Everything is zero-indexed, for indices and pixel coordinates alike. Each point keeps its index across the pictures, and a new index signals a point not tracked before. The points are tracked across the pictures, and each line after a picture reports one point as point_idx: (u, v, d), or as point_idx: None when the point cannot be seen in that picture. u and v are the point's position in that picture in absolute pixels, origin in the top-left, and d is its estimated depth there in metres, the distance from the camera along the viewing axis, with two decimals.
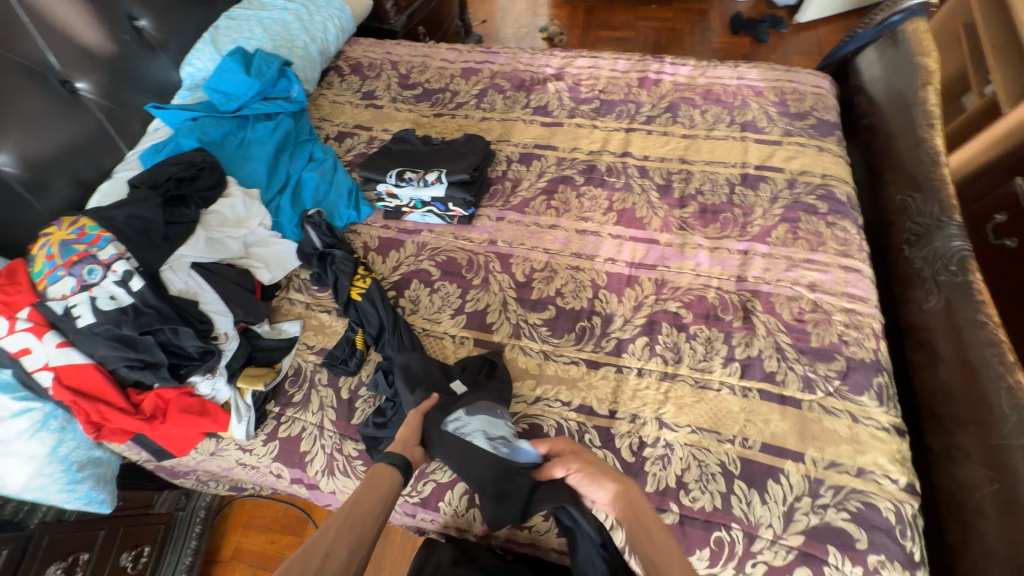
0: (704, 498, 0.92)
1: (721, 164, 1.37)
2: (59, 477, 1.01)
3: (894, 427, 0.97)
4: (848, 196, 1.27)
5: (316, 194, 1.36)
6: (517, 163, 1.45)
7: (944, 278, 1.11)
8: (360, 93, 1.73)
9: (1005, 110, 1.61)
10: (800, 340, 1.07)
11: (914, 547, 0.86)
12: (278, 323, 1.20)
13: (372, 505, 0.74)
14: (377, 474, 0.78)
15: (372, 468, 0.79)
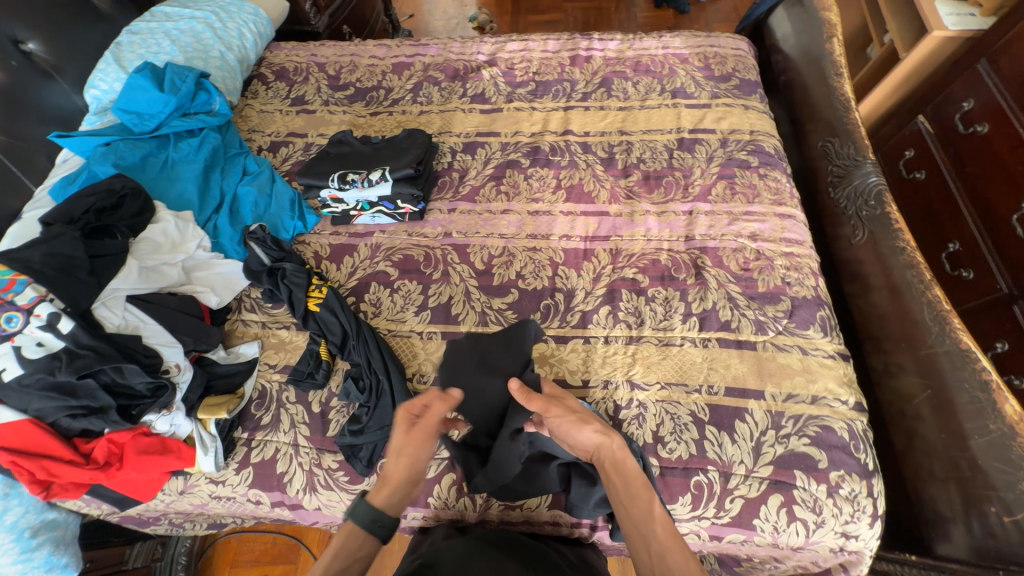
0: (680, 447, 0.97)
1: (658, 132, 1.41)
2: (10, 547, 0.93)
3: (838, 353, 1.05)
4: (776, 148, 1.36)
5: (256, 209, 1.30)
6: (461, 154, 1.44)
7: (867, 212, 1.20)
8: (289, 99, 1.66)
9: (902, 55, 1.76)
10: (748, 288, 1.13)
11: (867, 458, 0.95)
12: (235, 347, 1.15)
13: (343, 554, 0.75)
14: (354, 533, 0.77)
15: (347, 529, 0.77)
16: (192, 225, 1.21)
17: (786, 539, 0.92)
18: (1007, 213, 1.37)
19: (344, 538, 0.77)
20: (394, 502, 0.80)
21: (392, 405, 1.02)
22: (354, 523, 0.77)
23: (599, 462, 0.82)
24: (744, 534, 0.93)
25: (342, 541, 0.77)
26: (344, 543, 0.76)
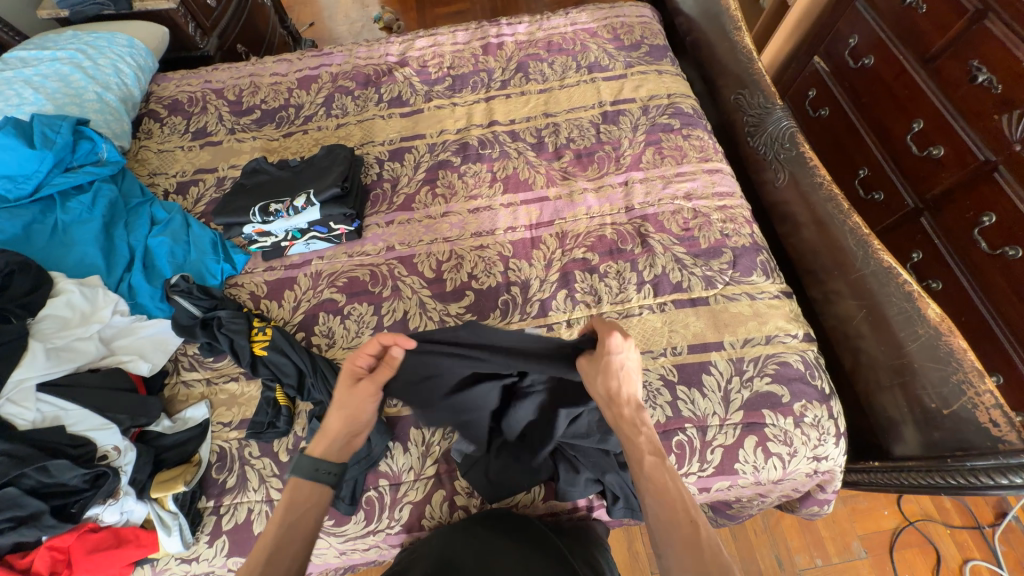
0: (657, 412, 0.99)
1: (581, 109, 1.42)
2: None
3: (782, 292, 1.11)
4: (694, 108, 1.40)
5: (174, 259, 1.19)
6: (389, 163, 1.38)
7: (784, 155, 1.27)
8: (189, 134, 1.52)
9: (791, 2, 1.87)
10: (692, 247, 1.17)
11: (823, 383, 1.02)
12: (180, 413, 1.05)
13: (296, 514, 0.72)
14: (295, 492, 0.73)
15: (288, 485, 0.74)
16: (101, 290, 1.08)
17: (767, 475, 0.97)
18: (902, 134, 1.49)
19: (295, 497, 0.73)
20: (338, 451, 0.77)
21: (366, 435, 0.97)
22: (296, 479, 0.74)
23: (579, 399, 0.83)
24: (730, 480, 0.97)
25: (293, 500, 0.73)
26: (291, 504, 0.72)
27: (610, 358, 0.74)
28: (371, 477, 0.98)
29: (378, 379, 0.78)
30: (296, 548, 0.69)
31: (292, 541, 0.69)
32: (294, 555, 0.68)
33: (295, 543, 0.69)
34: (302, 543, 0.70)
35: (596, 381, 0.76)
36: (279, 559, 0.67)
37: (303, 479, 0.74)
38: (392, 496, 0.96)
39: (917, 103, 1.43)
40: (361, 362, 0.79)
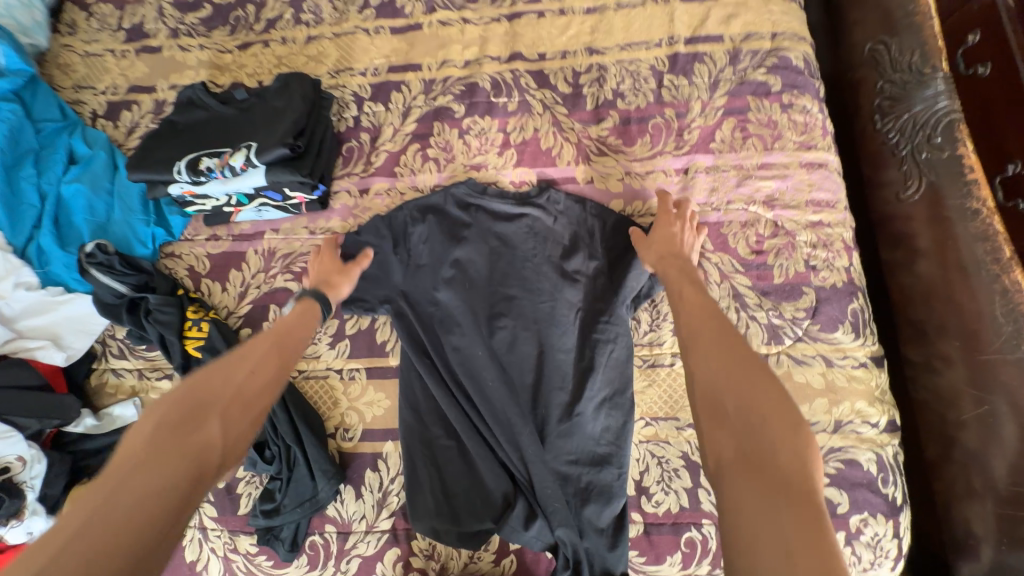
0: (669, 499, 0.79)
1: (641, 46, 0.99)
2: None
3: (872, 360, 0.82)
4: (806, 59, 0.96)
5: (93, 217, 0.95)
6: (370, 104, 1.03)
7: (927, 155, 0.87)
8: (123, 33, 1.16)
9: None
10: (760, 279, 0.85)
11: (895, 493, 0.77)
12: (108, 410, 0.90)
13: (302, 320, 0.77)
14: (304, 311, 0.79)
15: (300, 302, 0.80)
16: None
17: None
18: None
19: (294, 318, 0.77)
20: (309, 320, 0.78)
21: (310, 476, 0.82)
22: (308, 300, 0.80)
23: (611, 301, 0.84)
24: None
25: (285, 323, 0.75)
26: (302, 316, 0.78)
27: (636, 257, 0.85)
28: (317, 521, 0.84)
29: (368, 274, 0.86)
30: (270, 376, 0.66)
31: (276, 360, 0.68)
32: (268, 381, 0.65)
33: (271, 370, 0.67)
34: (275, 373, 0.67)
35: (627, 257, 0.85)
36: (249, 390, 0.62)
37: (313, 299, 0.80)
38: (339, 546, 0.82)
39: None
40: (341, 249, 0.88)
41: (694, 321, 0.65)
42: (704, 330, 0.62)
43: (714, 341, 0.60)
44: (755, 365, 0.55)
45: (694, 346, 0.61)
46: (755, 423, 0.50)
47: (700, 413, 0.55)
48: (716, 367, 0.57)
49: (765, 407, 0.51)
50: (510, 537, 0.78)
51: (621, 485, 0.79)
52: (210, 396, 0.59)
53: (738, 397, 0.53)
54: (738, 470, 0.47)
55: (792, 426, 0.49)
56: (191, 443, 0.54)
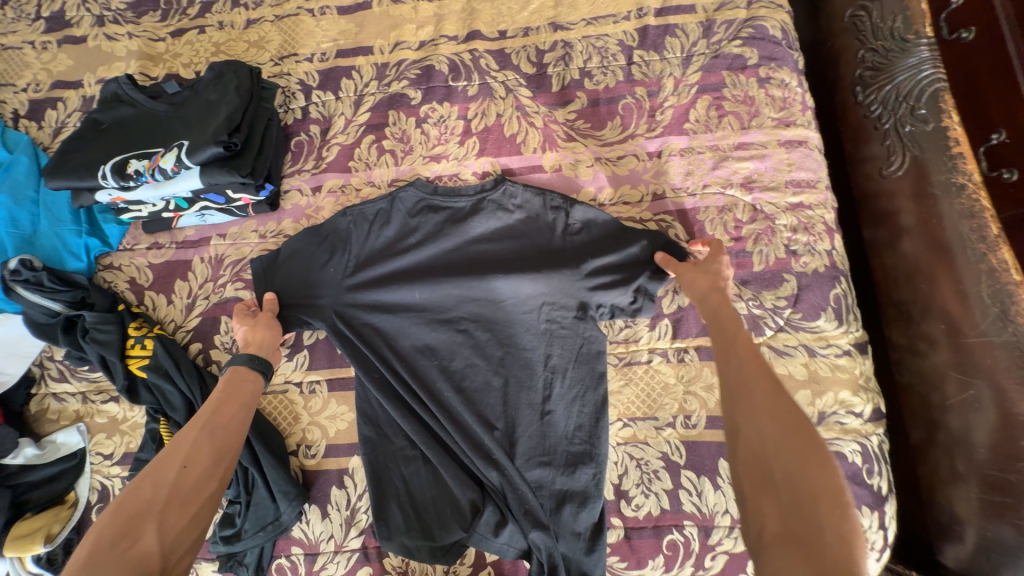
0: (649, 502, 0.76)
1: (609, 20, 0.92)
2: None
3: (855, 347, 0.78)
4: (784, 28, 0.90)
5: (18, 230, 0.87)
6: (318, 93, 0.95)
7: (911, 128, 0.82)
8: (43, 22, 1.05)
9: None
10: (740, 268, 0.81)
11: (881, 483, 0.75)
12: (51, 437, 0.84)
13: (237, 385, 0.68)
14: (233, 374, 0.70)
15: (227, 371, 0.71)
16: None
17: None
18: None
19: (224, 388, 0.67)
20: (251, 385, 0.70)
21: (271, 497, 0.77)
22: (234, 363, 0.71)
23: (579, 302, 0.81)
24: None
25: (215, 397, 0.66)
26: (234, 379, 0.69)
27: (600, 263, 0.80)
28: (282, 543, 0.79)
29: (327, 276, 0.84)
30: (205, 463, 0.58)
31: (212, 442, 0.60)
32: (207, 470, 0.58)
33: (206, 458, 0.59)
34: (214, 459, 0.59)
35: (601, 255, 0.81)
36: (183, 487, 0.55)
37: (241, 360, 0.72)
38: (307, 569, 0.78)
39: None
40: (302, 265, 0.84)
41: (739, 357, 0.57)
42: (749, 370, 0.55)
43: (761, 384, 0.53)
44: (806, 422, 0.49)
45: (737, 387, 0.54)
46: (805, 497, 0.45)
47: (740, 477, 0.49)
48: (762, 420, 0.50)
49: (809, 474, 0.46)
50: (480, 544, 0.75)
51: (597, 486, 0.76)
52: (137, 508, 0.53)
53: (786, 463, 0.47)
54: (784, 551, 0.43)
55: (839, 506, 0.45)
56: (126, 560, 0.49)
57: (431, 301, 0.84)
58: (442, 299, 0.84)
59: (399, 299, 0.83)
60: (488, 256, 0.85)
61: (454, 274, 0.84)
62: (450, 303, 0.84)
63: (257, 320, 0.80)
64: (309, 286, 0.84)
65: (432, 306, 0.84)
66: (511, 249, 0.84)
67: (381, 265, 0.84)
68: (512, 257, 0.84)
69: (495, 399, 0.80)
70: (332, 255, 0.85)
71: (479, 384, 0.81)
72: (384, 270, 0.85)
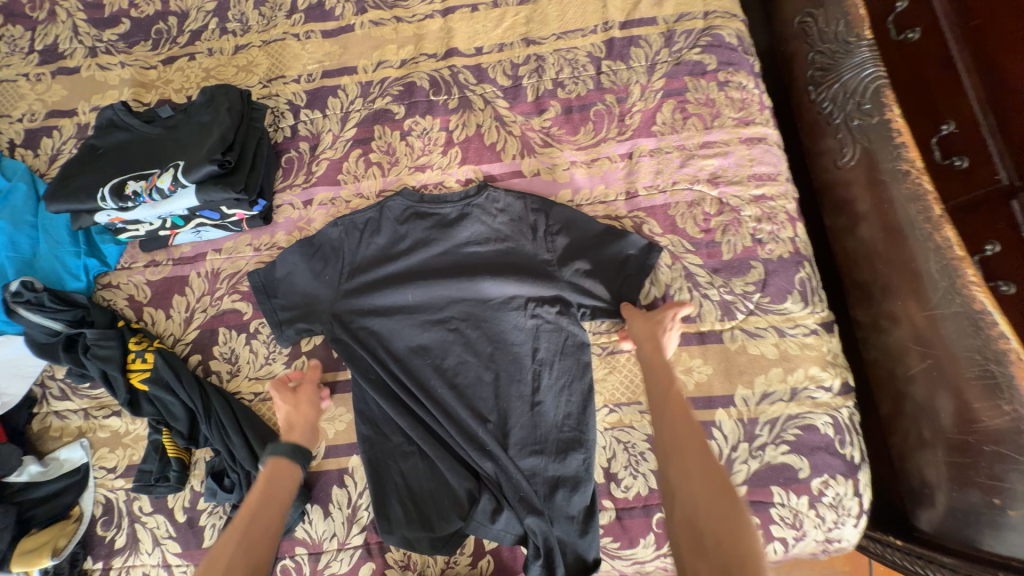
0: (638, 483, 0.80)
1: (577, 34, 0.99)
2: None
3: (821, 326, 0.84)
4: (739, 36, 0.97)
5: (17, 254, 0.90)
6: (306, 111, 1.00)
7: (859, 121, 0.89)
8: (36, 55, 1.09)
9: None
10: (710, 257, 0.86)
11: (853, 452, 0.79)
12: (54, 454, 0.86)
13: (274, 486, 0.71)
14: (273, 471, 0.73)
15: (268, 466, 0.74)
16: None
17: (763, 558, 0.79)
18: None
19: (262, 491, 0.70)
20: (286, 482, 0.72)
21: None
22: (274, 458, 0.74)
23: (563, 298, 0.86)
24: None
25: (255, 499, 0.69)
26: (272, 477, 0.72)
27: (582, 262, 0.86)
28: (286, 544, 0.82)
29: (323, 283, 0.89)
30: None
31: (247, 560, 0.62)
32: None
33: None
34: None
35: (584, 255, 0.86)
36: None
37: (282, 454, 0.75)
38: (311, 568, 0.80)
39: None
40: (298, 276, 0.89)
41: (671, 418, 0.65)
42: (679, 433, 0.63)
43: (690, 450, 0.61)
44: (727, 484, 0.57)
45: (671, 451, 0.62)
46: (728, 559, 0.51)
47: (678, 541, 0.56)
48: (691, 483, 0.58)
49: (730, 536, 0.52)
50: (478, 532, 0.78)
51: (588, 470, 0.80)
52: None
53: (713, 526, 0.54)
54: None
55: (757, 563, 0.50)
56: None
57: (422, 304, 0.88)
58: (433, 301, 0.88)
59: (391, 303, 0.88)
60: (475, 259, 0.89)
61: (443, 277, 0.88)
62: (441, 305, 0.88)
63: (297, 394, 0.83)
64: (306, 296, 0.89)
65: (423, 308, 0.88)
66: (497, 251, 0.89)
67: (373, 272, 0.89)
68: (497, 258, 0.89)
69: (487, 393, 0.84)
70: (327, 265, 0.90)
71: (471, 379, 0.85)
72: (377, 276, 0.89)
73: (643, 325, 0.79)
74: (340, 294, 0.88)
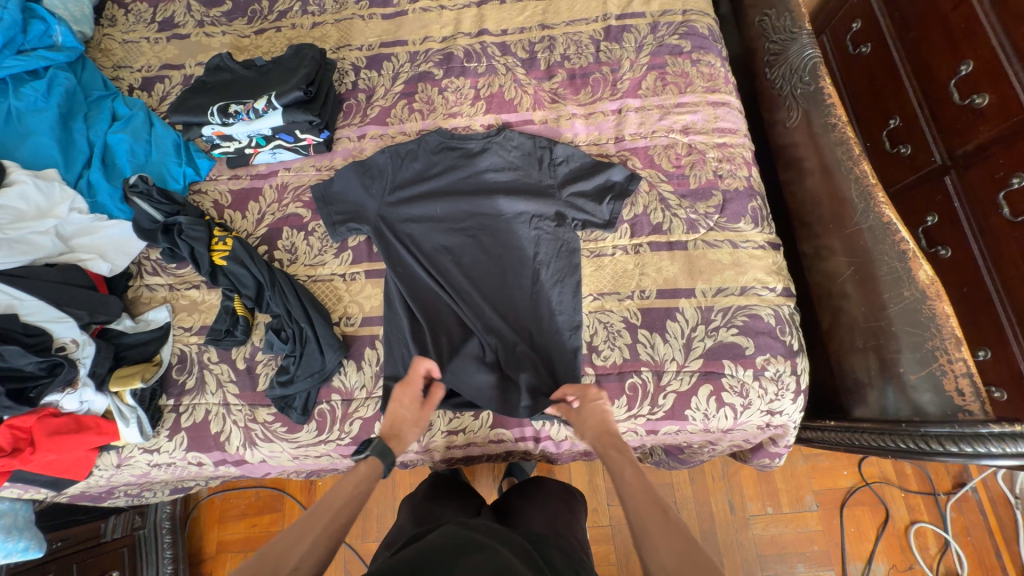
0: (614, 353, 0.98)
1: (582, 22, 1.26)
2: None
3: (768, 243, 1.04)
4: (709, 29, 1.23)
5: (134, 159, 1.14)
6: (365, 71, 1.27)
7: (801, 90, 1.13)
8: (156, 24, 1.39)
9: None
10: (680, 186, 1.08)
11: (792, 340, 0.97)
12: (143, 315, 1.06)
13: (362, 479, 0.82)
14: (367, 468, 0.84)
15: (366, 461, 0.85)
16: (58, 185, 1.05)
17: (716, 424, 0.95)
18: (945, 78, 1.25)
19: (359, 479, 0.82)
20: (366, 478, 0.82)
21: (319, 351, 0.98)
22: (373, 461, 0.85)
23: (561, 214, 1.07)
24: (678, 425, 0.96)
25: (349, 483, 0.80)
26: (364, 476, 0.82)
27: (579, 185, 1.07)
28: (324, 392, 1.00)
29: (371, 193, 1.11)
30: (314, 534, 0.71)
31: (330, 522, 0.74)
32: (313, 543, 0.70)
33: (321, 518, 0.74)
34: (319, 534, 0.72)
35: (580, 180, 1.08)
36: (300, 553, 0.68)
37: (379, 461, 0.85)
38: (343, 411, 0.98)
39: (972, 41, 1.18)
40: (347, 187, 1.11)
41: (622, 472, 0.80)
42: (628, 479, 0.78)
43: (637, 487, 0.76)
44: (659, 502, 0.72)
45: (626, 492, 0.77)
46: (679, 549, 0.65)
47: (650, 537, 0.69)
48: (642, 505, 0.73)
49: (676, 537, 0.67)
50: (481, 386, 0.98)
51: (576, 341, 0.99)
52: (280, 550, 0.68)
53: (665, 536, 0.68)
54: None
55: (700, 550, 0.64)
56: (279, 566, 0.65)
57: (448, 215, 1.10)
58: (457, 214, 1.10)
59: (424, 213, 1.10)
60: (492, 183, 1.12)
61: (466, 195, 1.10)
62: (463, 217, 1.10)
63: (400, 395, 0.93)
64: (355, 205, 1.11)
65: (449, 219, 1.10)
66: (510, 178, 1.11)
67: (411, 189, 1.11)
68: (510, 181, 1.11)
69: (496, 285, 1.04)
70: (373, 182, 1.12)
71: (483, 274, 1.05)
72: (413, 191, 1.11)
73: (596, 420, 0.88)
74: (384, 203, 1.10)
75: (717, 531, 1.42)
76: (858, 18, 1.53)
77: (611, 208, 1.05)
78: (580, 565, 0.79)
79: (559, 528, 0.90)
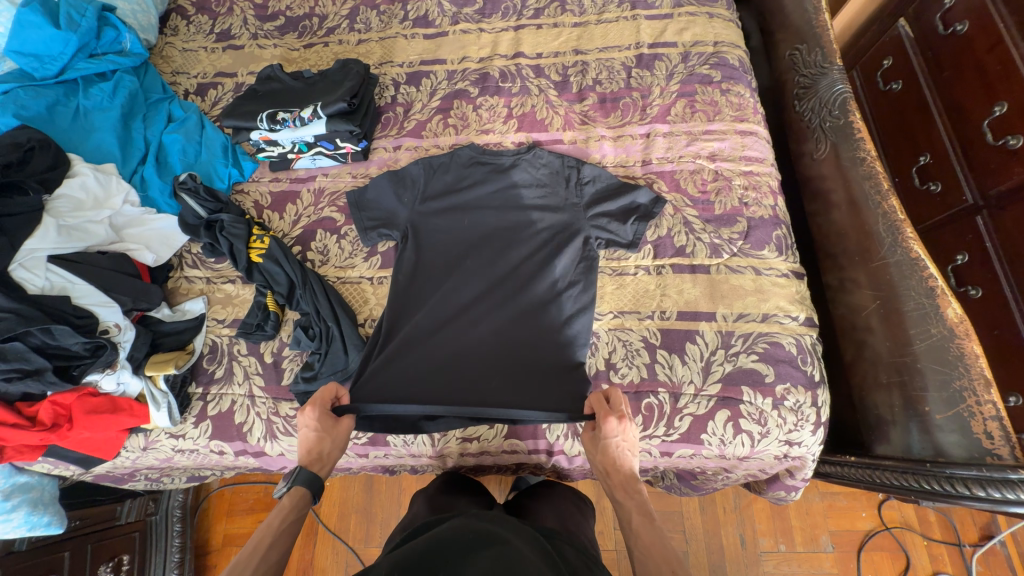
0: (632, 372, 0.98)
1: (615, 49, 1.30)
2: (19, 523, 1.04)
3: (792, 272, 1.04)
4: (740, 60, 1.26)
5: (185, 158, 1.22)
6: (405, 86, 1.33)
7: (830, 124, 1.14)
8: (214, 35, 1.49)
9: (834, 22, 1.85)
10: (705, 211, 1.10)
11: (814, 370, 0.96)
12: (180, 305, 1.11)
13: (291, 512, 0.79)
14: (293, 501, 0.80)
15: (290, 493, 0.81)
16: (115, 179, 1.12)
17: (732, 451, 0.94)
18: (978, 118, 1.25)
19: (285, 513, 0.79)
20: (295, 509, 0.80)
21: (343, 350, 1.01)
22: (298, 492, 0.81)
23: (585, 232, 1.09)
24: (693, 449, 0.95)
25: (276, 520, 0.77)
26: (292, 508, 0.80)
27: (605, 205, 1.10)
28: None
29: (402, 201, 1.15)
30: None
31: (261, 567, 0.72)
32: None
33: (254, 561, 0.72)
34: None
35: (606, 201, 1.10)
36: None
37: (304, 492, 0.81)
38: None
39: (1007, 83, 1.17)
40: (380, 194, 1.16)
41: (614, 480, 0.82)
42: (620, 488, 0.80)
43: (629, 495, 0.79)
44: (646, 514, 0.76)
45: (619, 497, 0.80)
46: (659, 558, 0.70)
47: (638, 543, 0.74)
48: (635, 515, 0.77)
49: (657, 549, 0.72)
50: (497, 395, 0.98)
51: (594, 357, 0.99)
52: None
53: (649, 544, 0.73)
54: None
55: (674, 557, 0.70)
56: None
57: (474, 227, 1.13)
58: (483, 225, 1.13)
59: (451, 223, 1.13)
60: (518, 197, 1.15)
61: (493, 209, 1.14)
62: (488, 229, 1.13)
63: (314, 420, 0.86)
64: (387, 211, 1.15)
65: (475, 230, 1.13)
66: (536, 194, 1.14)
67: (440, 200, 1.15)
68: (536, 197, 1.14)
69: (517, 297, 1.06)
70: (406, 190, 1.16)
71: (505, 285, 1.07)
72: (442, 202, 1.15)
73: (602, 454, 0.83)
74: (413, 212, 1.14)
75: (726, 566, 1.37)
76: (890, 55, 1.54)
77: (635, 229, 1.06)
78: (592, 557, 0.79)
79: (570, 529, 0.91)
